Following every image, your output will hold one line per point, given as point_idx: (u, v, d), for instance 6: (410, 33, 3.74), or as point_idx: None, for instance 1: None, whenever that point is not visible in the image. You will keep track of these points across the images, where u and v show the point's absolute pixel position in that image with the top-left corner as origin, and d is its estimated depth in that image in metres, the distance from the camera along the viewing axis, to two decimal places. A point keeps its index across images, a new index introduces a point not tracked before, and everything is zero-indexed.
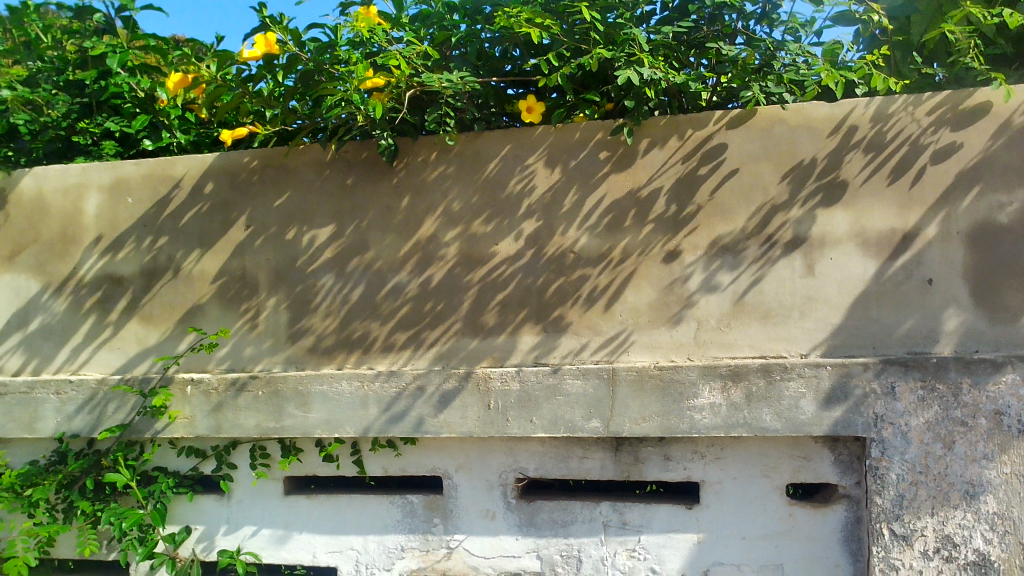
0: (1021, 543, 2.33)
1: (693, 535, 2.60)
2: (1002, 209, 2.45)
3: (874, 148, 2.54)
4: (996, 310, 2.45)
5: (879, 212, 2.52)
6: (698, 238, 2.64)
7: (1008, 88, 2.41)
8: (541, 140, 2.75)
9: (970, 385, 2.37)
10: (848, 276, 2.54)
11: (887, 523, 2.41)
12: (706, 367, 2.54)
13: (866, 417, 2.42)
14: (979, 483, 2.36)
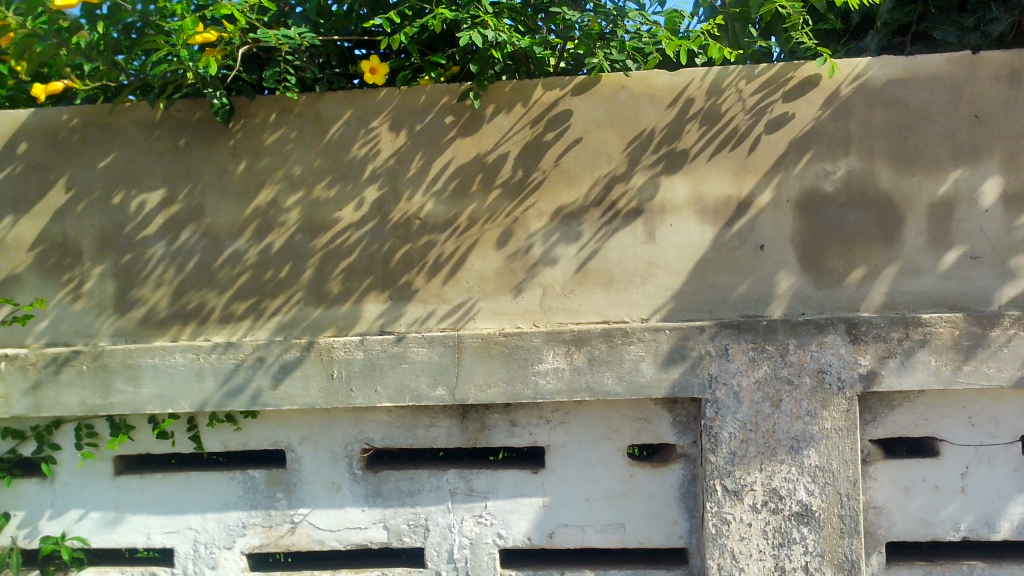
0: (839, 492, 2.48)
1: (538, 498, 2.64)
2: (827, 177, 2.57)
3: (712, 117, 2.60)
4: (822, 273, 2.57)
5: (716, 180, 2.60)
6: (543, 205, 2.64)
7: (832, 64, 2.53)
8: (386, 103, 2.67)
9: (796, 345, 2.49)
10: (686, 242, 2.60)
11: (719, 479, 2.51)
12: (550, 332, 2.56)
13: (701, 378, 2.51)
14: (803, 438, 2.49)
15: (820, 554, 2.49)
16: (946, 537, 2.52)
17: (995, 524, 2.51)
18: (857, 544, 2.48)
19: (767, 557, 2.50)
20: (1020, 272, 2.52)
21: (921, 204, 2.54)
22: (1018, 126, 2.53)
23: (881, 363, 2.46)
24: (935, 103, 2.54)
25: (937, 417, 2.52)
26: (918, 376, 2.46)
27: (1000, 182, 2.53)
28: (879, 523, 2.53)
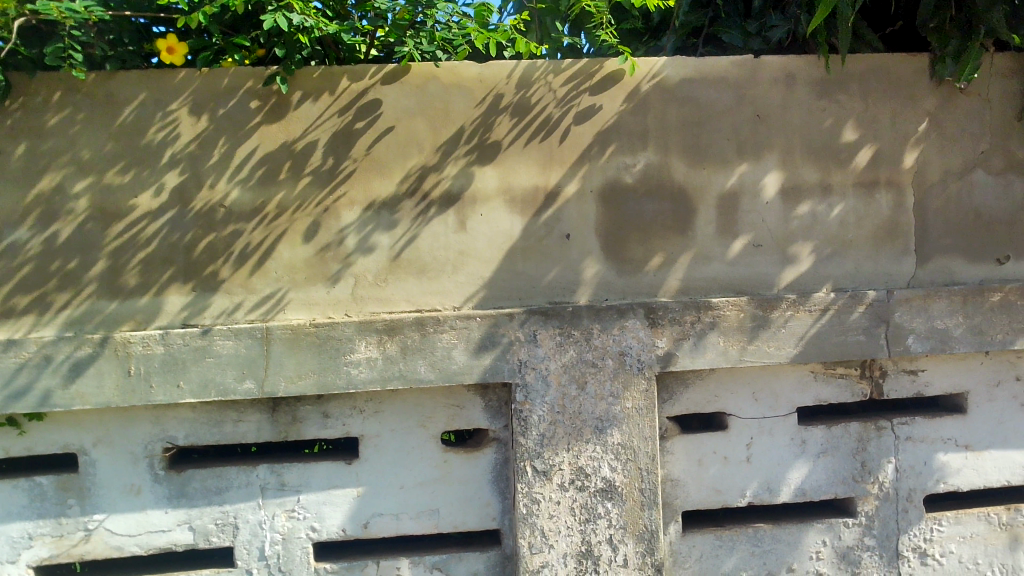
0: (639, 467, 2.64)
1: (352, 490, 2.62)
2: (627, 170, 2.70)
3: (520, 110, 2.67)
4: (623, 261, 2.70)
5: (525, 171, 2.67)
6: (354, 193, 2.61)
7: (632, 63, 2.65)
8: (185, 85, 2.55)
9: (599, 330, 2.60)
10: (496, 232, 2.66)
11: (529, 460, 2.60)
12: (361, 322, 2.54)
13: (511, 363, 2.58)
14: (607, 418, 2.62)
15: (622, 527, 2.63)
16: (734, 504, 2.74)
17: (775, 489, 2.75)
18: (656, 514, 2.65)
19: (575, 533, 2.62)
20: (796, 258, 2.77)
21: (711, 196, 2.73)
22: (793, 126, 2.77)
23: (676, 345, 2.63)
24: (723, 103, 2.74)
25: (726, 393, 2.73)
26: (708, 355, 2.64)
27: (778, 176, 2.76)
28: (676, 494, 2.71)
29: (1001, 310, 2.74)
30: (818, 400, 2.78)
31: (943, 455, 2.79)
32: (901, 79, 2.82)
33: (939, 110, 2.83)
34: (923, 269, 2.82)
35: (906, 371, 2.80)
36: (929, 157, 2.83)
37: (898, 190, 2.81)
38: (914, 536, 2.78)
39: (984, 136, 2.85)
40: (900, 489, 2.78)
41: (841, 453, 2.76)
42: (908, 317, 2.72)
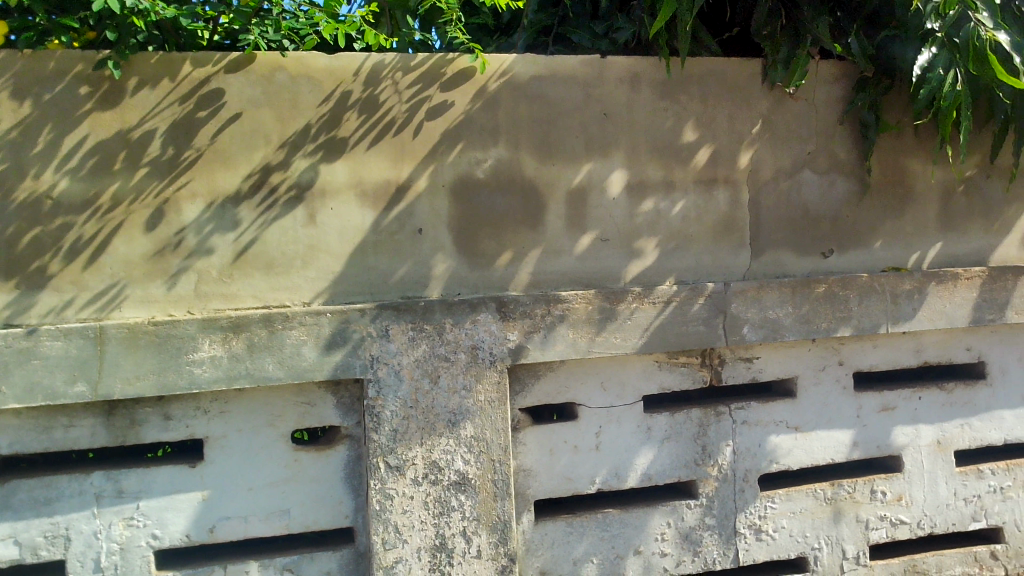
0: (491, 459, 2.67)
1: (197, 493, 2.52)
2: (479, 165, 2.72)
3: (370, 103, 2.64)
4: (475, 255, 2.73)
5: (375, 164, 2.64)
6: (196, 185, 2.51)
7: (483, 59, 2.67)
8: (5, 67, 2.37)
9: (451, 324, 2.62)
10: (347, 226, 2.62)
11: (382, 456, 2.58)
12: (205, 319, 2.44)
13: (363, 359, 2.55)
14: (460, 411, 2.64)
15: (475, 518, 2.66)
16: (584, 491, 2.82)
17: (623, 475, 2.85)
18: (508, 505, 2.69)
19: (428, 527, 2.62)
20: (641, 252, 2.88)
21: (560, 192, 2.79)
22: (637, 125, 2.87)
23: (527, 337, 2.68)
24: (570, 101, 2.80)
25: (575, 384, 2.80)
26: (558, 347, 2.71)
27: (624, 173, 2.86)
28: (528, 484, 2.77)
29: (826, 300, 2.94)
30: (662, 388, 2.90)
31: (775, 437, 2.97)
32: (736, 83, 2.97)
33: (771, 113, 3.01)
34: (757, 262, 2.99)
35: (741, 359, 2.96)
36: (762, 157, 3.00)
37: (735, 187, 2.97)
38: (750, 514, 2.95)
39: (810, 138, 3.05)
40: (737, 471, 2.94)
41: (683, 438, 2.90)
42: (744, 308, 2.88)
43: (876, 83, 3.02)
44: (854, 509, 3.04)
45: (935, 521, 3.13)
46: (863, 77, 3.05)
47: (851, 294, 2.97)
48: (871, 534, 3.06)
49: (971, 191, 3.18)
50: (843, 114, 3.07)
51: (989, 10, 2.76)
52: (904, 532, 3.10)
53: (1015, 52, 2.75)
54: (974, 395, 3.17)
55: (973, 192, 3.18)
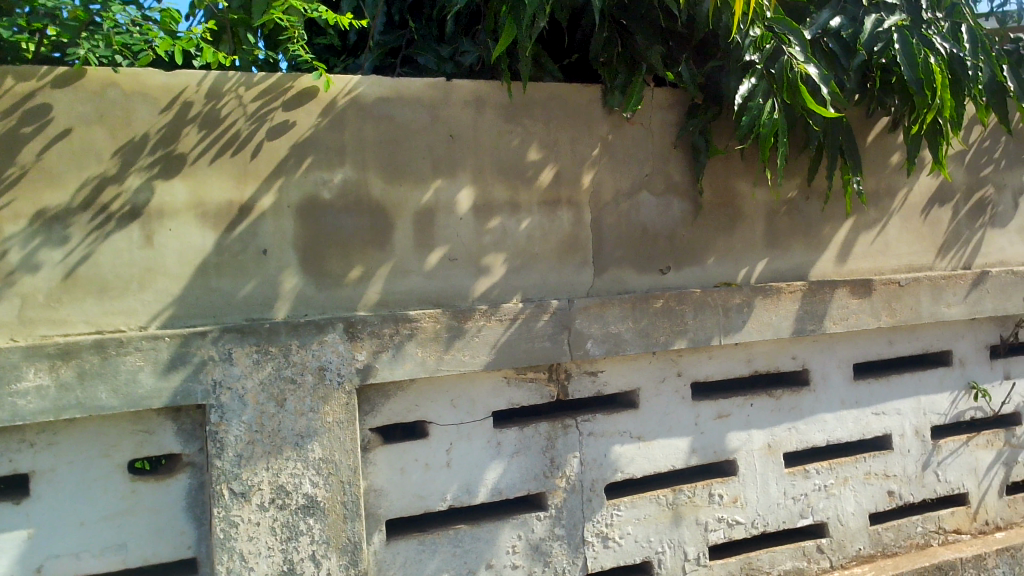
0: (341, 481, 2.65)
1: (22, 532, 2.38)
2: (325, 185, 2.72)
3: (210, 121, 2.58)
4: (322, 275, 2.71)
5: (216, 184, 2.59)
6: (19, 205, 2.38)
7: (326, 79, 2.67)
8: None
9: (298, 345, 2.59)
10: (187, 247, 2.55)
11: (226, 483, 2.51)
12: (30, 347, 2.32)
13: (204, 384, 2.49)
14: (307, 434, 2.61)
15: (324, 541, 2.63)
16: (435, 508, 2.84)
17: (473, 490, 2.89)
18: (359, 526, 2.68)
19: (275, 552, 2.57)
20: (488, 270, 2.94)
21: (407, 212, 2.82)
22: (483, 147, 2.94)
23: (375, 357, 2.69)
24: (417, 122, 2.84)
25: (425, 402, 2.83)
26: (407, 366, 2.73)
27: (471, 194, 2.92)
28: (379, 503, 2.76)
29: (663, 314, 3.10)
30: (512, 404, 2.96)
31: (620, 447, 3.10)
32: (577, 107, 3.10)
33: (611, 136, 3.15)
34: (600, 279, 3.12)
35: (586, 373, 3.06)
36: (602, 178, 3.13)
37: (577, 207, 3.08)
38: (597, 522, 3.05)
39: (647, 161, 3.22)
40: (584, 481, 3.03)
41: (532, 452, 2.97)
42: (587, 323, 2.99)
43: (705, 110, 3.22)
44: (694, 513, 3.20)
45: (767, 519, 3.34)
46: (693, 104, 3.25)
47: (687, 309, 3.14)
48: (710, 535, 3.23)
49: (793, 211, 3.44)
50: (677, 139, 3.25)
51: (801, 45, 3.01)
52: (740, 531, 3.28)
53: (823, 84, 3.00)
54: (799, 401, 3.41)
55: (794, 213, 3.44)
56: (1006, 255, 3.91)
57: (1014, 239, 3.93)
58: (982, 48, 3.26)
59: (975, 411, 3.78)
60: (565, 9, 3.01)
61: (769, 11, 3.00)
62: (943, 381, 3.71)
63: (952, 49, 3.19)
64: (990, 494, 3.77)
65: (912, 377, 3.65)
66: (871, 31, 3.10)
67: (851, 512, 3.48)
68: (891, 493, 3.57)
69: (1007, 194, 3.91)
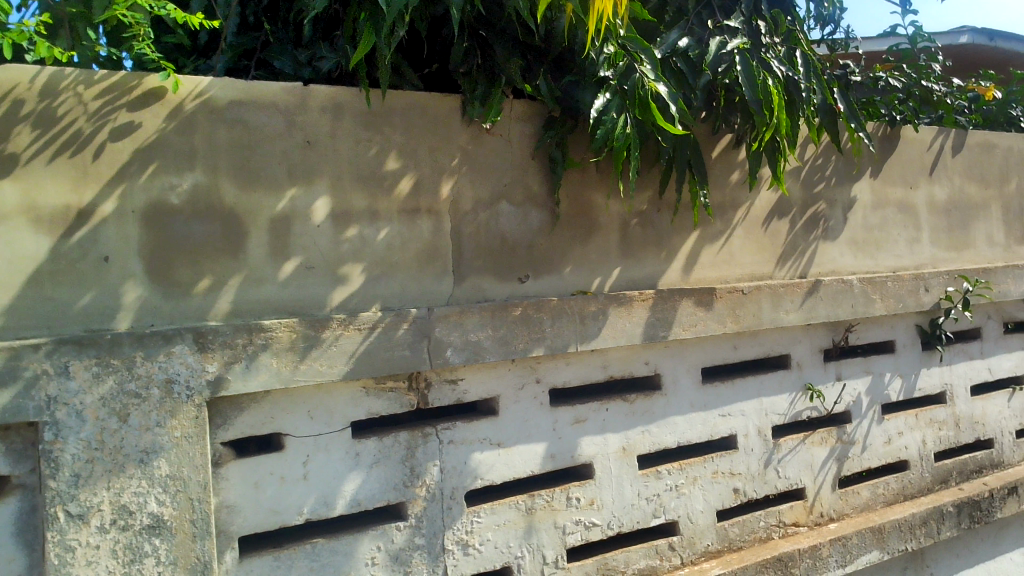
0: (189, 498, 2.54)
1: None
2: (173, 190, 2.61)
3: (44, 121, 2.43)
4: (169, 284, 2.60)
5: (52, 187, 2.43)
6: None
7: (175, 80, 2.56)
8: None
9: (142, 357, 2.47)
10: (18, 253, 2.38)
11: (61, 504, 2.36)
12: None
13: (37, 401, 2.33)
14: (151, 450, 2.49)
15: (172, 562, 2.52)
16: (291, 522, 2.76)
17: (331, 502, 2.83)
18: (209, 544, 2.57)
19: None
20: (346, 279, 2.90)
21: (261, 219, 2.75)
22: (341, 154, 2.90)
23: (227, 368, 2.60)
24: (272, 127, 2.77)
25: (280, 413, 2.75)
26: (261, 377, 2.65)
27: (328, 201, 2.87)
28: (232, 520, 2.66)
29: (522, 323, 3.15)
30: (371, 414, 2.93)
31: (479, 454, 3.12)
32: (437, 117, 3.11)
33: (470, 147, 3.18)
34: (459, 287, 3.14)
35: (446, 381, 3.06)
36: (462, 188, 3.16)
37: (437, 217, 3.09)
38: (457, 530, 3.06)
39: (506, 171, 3.27)
40: (444, 489, 3.04)
41: (392, 461, 2.95)
42: (446, 332, 3.00)
43: (563, 122, 3.31)
44: (552, 517, 3.26)
45: (622, 520, 3.44)
46: (551, 117, 3.32)
47: (545, 316, 3.20)
48: (568, 538, 3.30)
49: (645, 222, 3.58)
50: (535, 150, 3.32)
51: (651, 63, 3.14)
52: (596, 533, 3.37)
53: (672, 101, 3.16)
54: (651, 405, 3.55)
55: (646, 224, 3.58)
56: (837, 265, 4.20)
57: (844, 250, 4.23)
58: (814, 72, 3.51)
59: (811, 411, 4.04)
60: (424, 18, 3.03)
61: (622, 29, 3.08)
62: (782, 383, 3.95)
63: (788, 72, 3.41)
64: (825, 488, 4.04)
65: (754, 380, 3.86)
66: (715, 52, 3.28)
67: (699, 510, 3.64)
68: (737, 490, 3.76)
69: (837, 209, 4.22)
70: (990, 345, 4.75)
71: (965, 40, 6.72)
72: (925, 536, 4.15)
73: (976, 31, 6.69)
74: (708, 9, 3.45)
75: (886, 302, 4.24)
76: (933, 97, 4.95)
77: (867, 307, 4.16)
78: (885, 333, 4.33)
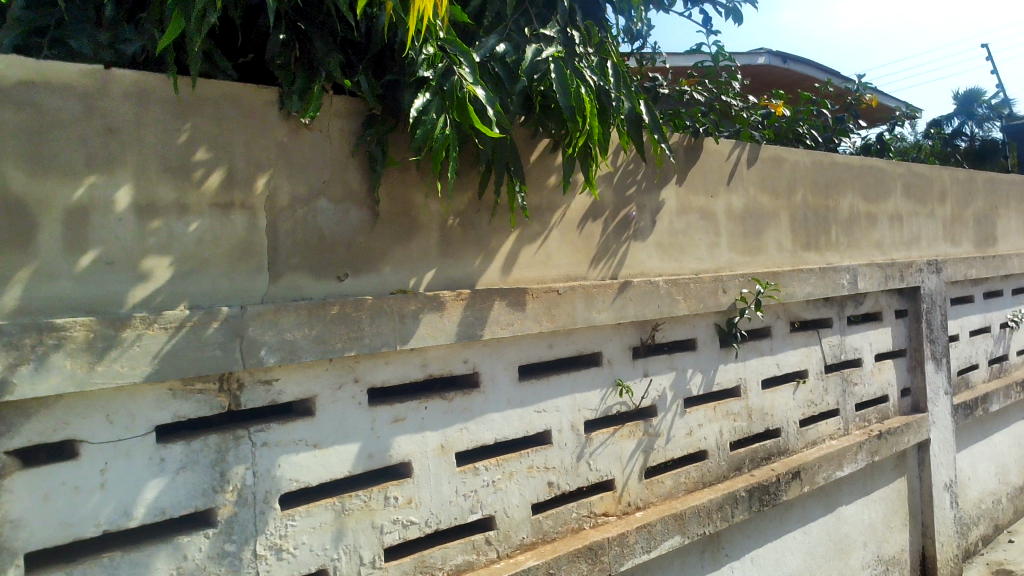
0: None
1: None
2: None
3: None
4: None
5: None
6: None
7: None
8: None
9: None
10: None
11: None
12: None
13: None
14: None
15: None
16: (85, 535, 2.57)
17: (131, 511, 2.67)
18: None
19: None
20: (150, 274, 2.75)
21: (54, 210, 2.55)
22: (146, 143, 2.75)
23: (12, 371, 2.39)
24: (68, 112, 2.59)
25: (75, 419, 2.57)
26: (52, 379, 2.46)
27: (131, 193, 2.71)
28: (17, 536, 2.45)
29: (340, 321, 3.10)
30: (177, 417, 2.78)
31: (295, 456, 3.04)
32: (251, 108, 3.01)
33: (288, 140, 3.10)
34: (274, 285, 3.05)
35: (260, 381, 2.97)
36: (278, 183, 3.07)
37: (251, 212, 2.99)
38: (270, 534, 2.97)
39: (325, 168, 3.21)
40: (256, 493, 2.94)
41: (199, 466, 2.82)
42: (261, 331, 2.91)
43: (383, 120, 3.30)
44: (369, 517, 3.24)
45: (440, 517, 3.47)
46: (371, 115, 3.30)
47: (363, 315, 3.17)
48: (385, 537, 3.29)
49: (464, 222, 3.63)
50: (355, 147, 3.28)
51: (470, 66, 3.22)
52: (414, 531, 3.38)
53: (490, 105, 3.23)
54: (469, 402, 3.60)
55: (465, 224, 3.63)
56: (645, 267, 4.44)
57: (652, 253, 4.48)
58: (622, 83, 3.71)
59: (620, 406, 4.25)
60: (239, 6, 2.94)
61: (441, 31, 3.17)
62: (594, 379, 4.12)
63: (600, 82, 3.58)
64: (632, 478, 4.26)
65: (568, 377, 4.01)
66: (531, 59, 3.38)
67: (515, 504, 3.74)
68: (551, 484, 3.89)
69: (646, 213, 4.45)
70: (778, 342, 5.18)
71: (762, 61, 7.32)
72: (721, 521, 4.47)
73: (771, 53, 7.31)
74: (526, 16, 3.58)
75: (689, 303, 4.53)
76: (731, 112, 5.35)
77: (672, 307, 4.43)
78: (687, 332, 4.62)
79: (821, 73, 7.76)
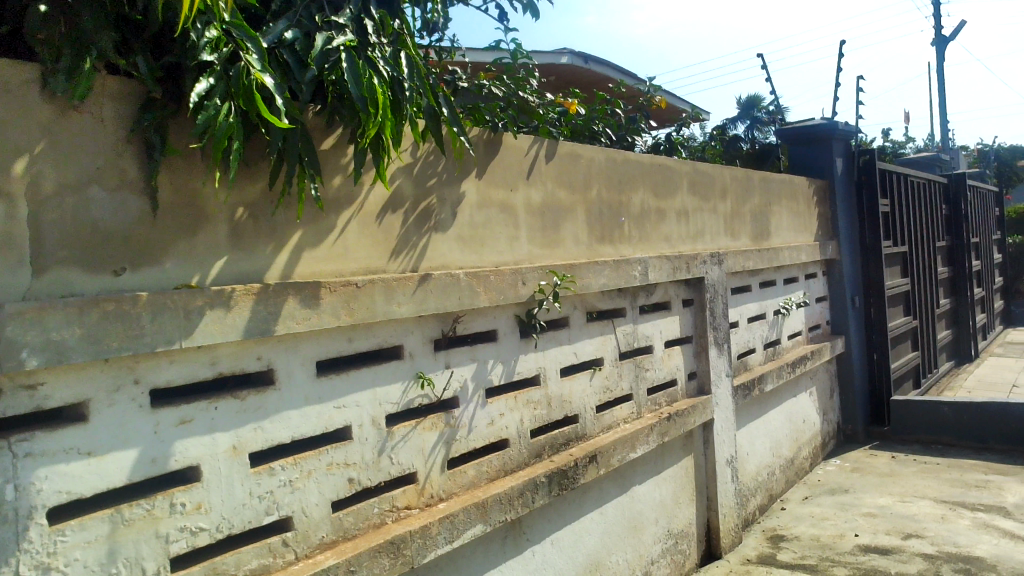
0: None
1: None
2: None
3: None
4: None
5: None
6: None
7: None
8: None
9: None
10: None
11: None
12: None
13: None
14: None
15: None
16: None
17: None
18: None
19: None
20: None
21: None
22: None
23: None
24: None
25: None
26: None
27: None
28: None
29: (116, 319, 2.89)
30: None
31: (64, 466, 2.80)
32: (7, 85, 2.73)
33: (52, 123, 2.84)
34: (38, 281, 2.78)
35: (22, 387, 2.70)
36: (40, 169, 2.81)
37: (9, 200, 2.72)
38: (36, 553, 2.71)
39: (97, 153, 2.97)
40: (19, 509, 2.68)
41: None
42: (21, 331, 2.65)
43: (163, 105, 3.11)
44: (152, 526, 3.04)
45: (232, 522, 3.33)
46: (149, 98, 3.10)
47: (142, 312, 2.97)
48: (172, 547, 3.10)
49: (255, 214, 3.48)
50: (130, 131, 3.06)
51: (257, 54, 3.10)
52: (204, 538, 3.21)
53: (279, 94, 3.12)
54: (263, 400, 3.47)
55: (256, 216, 3.49)
56: (446, 260, 4.47)
57: (452, 246, 4.51)
58: (418, 74, 3.69)
59: (422, 399, 4.25)
60: None
61: (226, 14, 3.03)
62: (394, 373, 4.10)
63: (393, 72, 3.55)
64: (434, 470, 4.27)
65: (367, 372, 3.96)
66: (321, 48, 3.31)
67: (314, 503, 3.64)
68: (351, 480, 3.83)
69: (446, 206, 4.48)
70: (575, 332, 5.38)
71: (564, 61, 7.59)
72: (522, 506, 4.58)
73: (573, 53, 7.59)
74: (316, 3, 3.50)
75: (489, 295, 4.60)
76: (529, 108, 5.48)
77: (472, 299, 4.48)
78: (487, 323, 4.70)
79: (619, 73, 8.16)
